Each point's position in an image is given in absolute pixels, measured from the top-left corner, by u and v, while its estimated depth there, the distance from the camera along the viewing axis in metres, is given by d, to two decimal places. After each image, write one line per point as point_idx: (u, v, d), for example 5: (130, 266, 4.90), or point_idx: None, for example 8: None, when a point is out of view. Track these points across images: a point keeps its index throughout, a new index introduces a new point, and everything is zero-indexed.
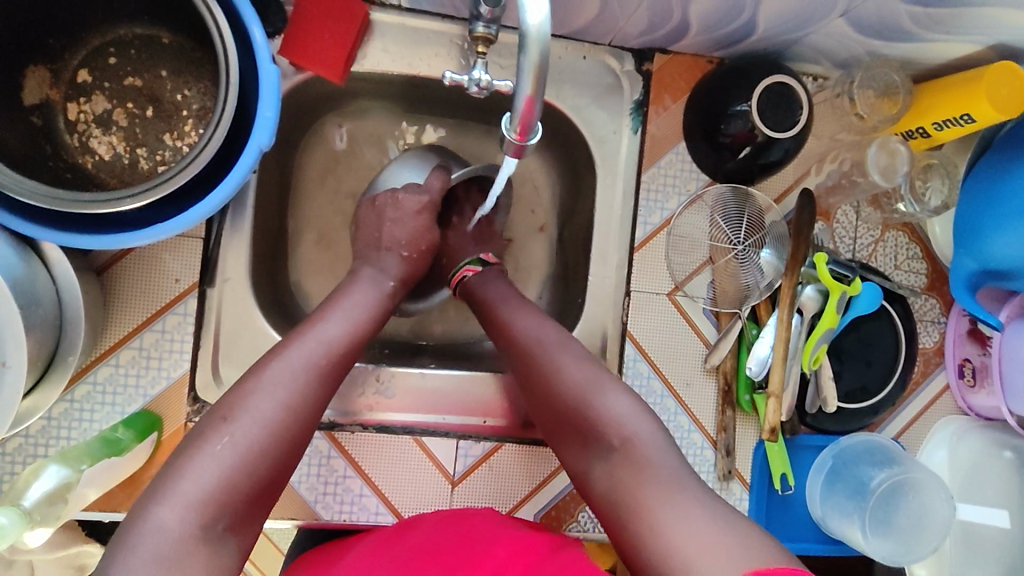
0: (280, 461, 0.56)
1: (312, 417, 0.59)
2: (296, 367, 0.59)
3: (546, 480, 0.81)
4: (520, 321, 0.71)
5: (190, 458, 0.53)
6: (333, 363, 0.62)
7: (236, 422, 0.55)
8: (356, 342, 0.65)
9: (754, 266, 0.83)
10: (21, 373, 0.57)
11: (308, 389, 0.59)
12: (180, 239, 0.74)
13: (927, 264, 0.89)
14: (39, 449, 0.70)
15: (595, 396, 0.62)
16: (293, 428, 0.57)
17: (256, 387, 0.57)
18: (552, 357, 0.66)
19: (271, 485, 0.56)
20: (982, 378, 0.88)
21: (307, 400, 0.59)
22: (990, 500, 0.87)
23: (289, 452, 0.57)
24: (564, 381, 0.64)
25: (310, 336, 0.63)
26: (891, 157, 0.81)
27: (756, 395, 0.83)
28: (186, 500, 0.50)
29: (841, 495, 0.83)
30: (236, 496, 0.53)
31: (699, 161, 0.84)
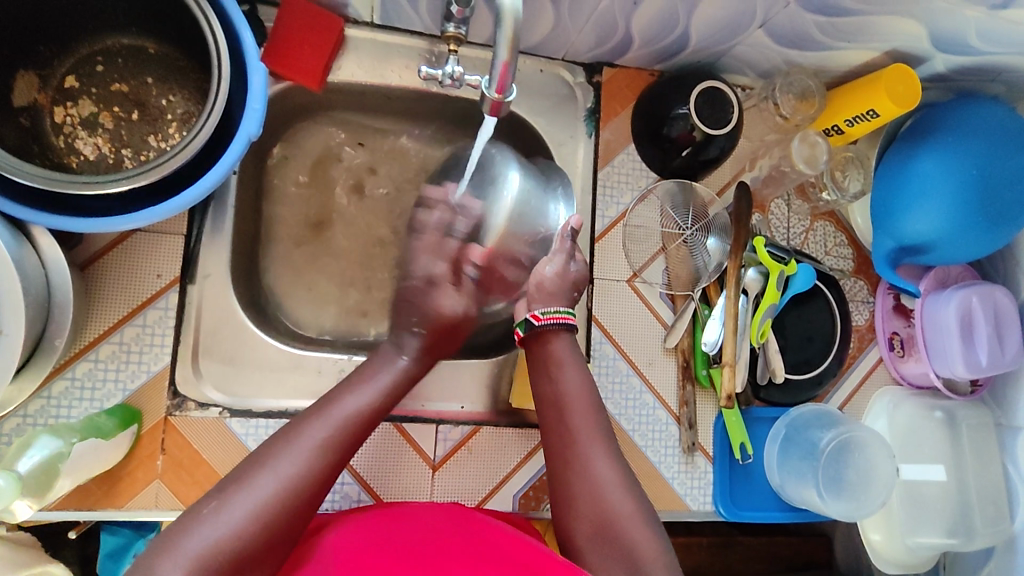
0: (273, 534, 0.55)
1: (308, 504, 0.59)
2: (307, 447, 0.60)
3: (523, 461, 0.84)
4: (574, 403, 0.72)
5: (198, 517, 0.54)
6: (345, 442, 0.63)
7: (243, 489, 0.56)
8: (372, 419, 0.67)
9: (702, 251, 0.91)
10: (16, 341, 0.58)
11: (308, 474, 0.59)
12: (162, 236, 0.76)
13: (853, 250, 1.00)
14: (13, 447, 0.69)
15: (628, 523, 0.64)
16: (283, 516, 0.56)
17: (272, 459, 0.59)
18: (592, 461, 0.68)
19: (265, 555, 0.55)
20: (910, 349, 0.97)
21: (311, 472, 0.59)
22: (927, 459, 0.94)
23: (284, 530, 0.56)
24: (604, 497, 0.65)
25: (328, 417, 0.64)
26: (812, 148, 0.91)
27: (712, 369, 0.89)
28: (185, 554, 0.51)
29: (796, 458, 0.89)
30: (225, 558, 0.53)
31: (648, 160, 0.93)
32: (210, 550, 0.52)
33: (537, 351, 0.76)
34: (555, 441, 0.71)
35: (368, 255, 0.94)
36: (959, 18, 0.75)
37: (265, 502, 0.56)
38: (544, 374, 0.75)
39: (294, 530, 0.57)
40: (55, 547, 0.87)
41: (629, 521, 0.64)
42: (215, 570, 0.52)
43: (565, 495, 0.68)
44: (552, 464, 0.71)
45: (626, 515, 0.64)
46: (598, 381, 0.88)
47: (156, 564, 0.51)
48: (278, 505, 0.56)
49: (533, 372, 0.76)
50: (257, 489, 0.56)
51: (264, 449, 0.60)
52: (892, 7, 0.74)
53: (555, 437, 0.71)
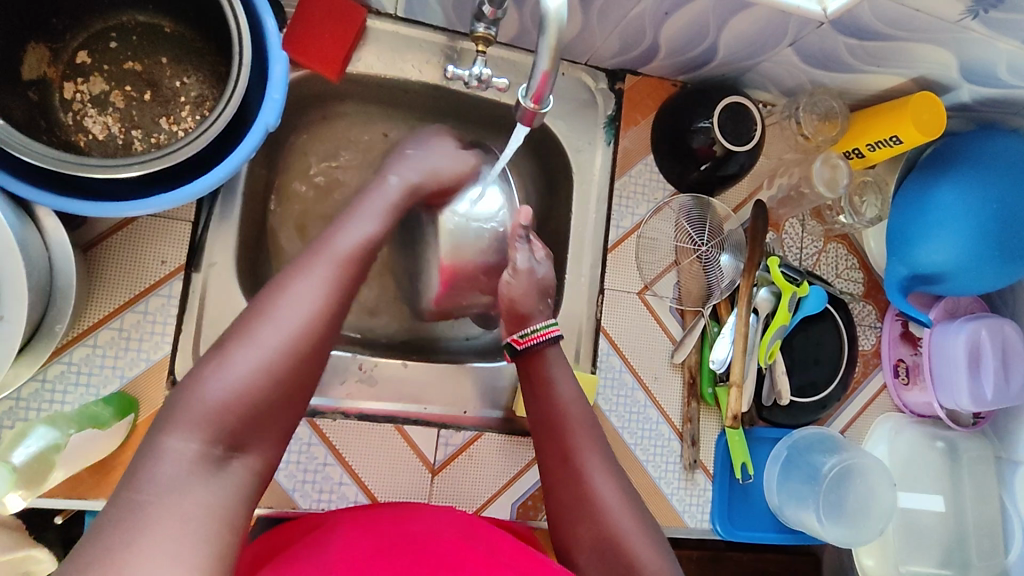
0: (283, 390, 0.53)
1: (316, 351, 0.55)
2: (304, 296, 0.56)
3: (524, 469, 0.83)
4: (571, 422, 0.72)
5: (204, 376, 0.51)
6: (346, 281, 0.59)
7: (245, 345, 0.52)
8: (371, 249, 0.63)
9: (715, 268, 0.90)
10: (17, 329, 0.56)
11: (312, 323, 0.55)
12: (167, 222, 0.74)
13: (864, 275, 0.99)
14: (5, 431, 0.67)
15: (634, 542, 0.65)
16: (296, 364, 0.54)
17: (271, 305, 0.55)
18: (595, 482, 0.69)
19: (280, 408, 0.53)
20: (915, 377, 0.97)
21: (312, 326, 0.55)
22: (925, 488, 0.95)
23: (291, 381, 0.54)
24: (605, 517, 0.66)
25: (326, 254, 0.59)
26: (834, 171, 0.89)
27: (718, 388, 0.89)
28: (194, 417, 0.49)
29: (797, 482, 0.89)
30: (237, 419, 0.50)
31: (665, 172, 0.92)
32: (225, 404, 0.50)
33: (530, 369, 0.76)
34: (552, 462, 0.71)
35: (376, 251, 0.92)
36: (992, 50, 0.74)
37: (271, 360, 0.52)
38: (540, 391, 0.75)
39: (310, 376, 0.55)
40: (37, 530, 0.85)
41: (632, 537, 0.65)
42: (232, 422, 0.50)
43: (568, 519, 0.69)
44: (550, 483, 0.71)
45: (628, 531, 0.65)
46: (603, 393, 0.87)
47: (164, 437, 0.47)
48: (286, 357, 0.53)
49: (527, 389, 0.76)
50: (259, 342, 0.53)
51: (263, 292, 0.56)
52: (926, 34, 0.73)
53: (556, 457, 0.71)
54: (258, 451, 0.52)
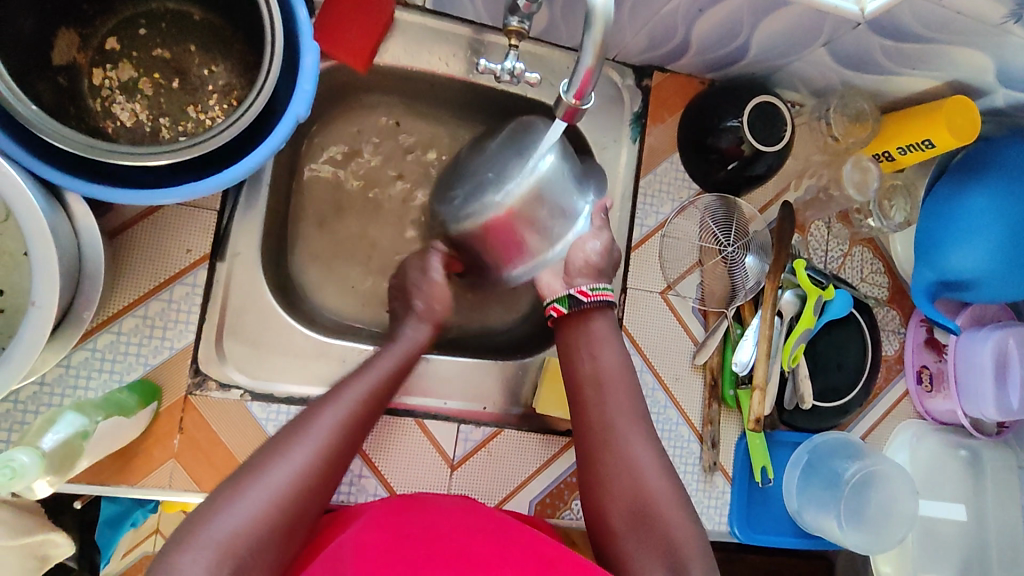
0: (301, 509, 0.56)
1: (328, 482, 0.60)
2: (321, 429, 0.62)
3: (542, 466, 0.83)
4: (614, 388, 0.74)
5: (211, 517, 0.52)
6: (354, 424, 0.65)
7: (262, 476, 0.56)
8: (371, 410, 0.67)
9: (740, 269, 0.89)
10: (48, 314, 0.56)
11: (328, 454, 0.60)
12: (192, 211, 0.74)
13: (889, 279, 0.98)
14: (28, 416, 0.67)
15: (666, 507, 0.66)
16: (297, 503, 0.56)
17: (283, 445, 0.59)
18: (634, 446, 0.70)
19: (291, 533, 0.55)
20: (938, 384, 0.96)
21: (326, 451, 0.60)
22: (947, 496, 0.93)
23: (309, 500, 0.57)
24: (642, 479, 0.68)
25: (312, 432, 0.61)
26: (863, 173, 0.90)
27: (740, 390, 0.88)
28: (208, 543, 0.50)
29: (817, 487, 0.89)
30: (251, 544, 0.52)
31: (691, 171, 0.91)
32: (232, 540, 0.51)
33: (576, 334, 0.77)
34: (590, 426, 0.72)
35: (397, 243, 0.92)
36: None
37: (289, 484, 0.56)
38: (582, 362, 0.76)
39: (304, 529, 0.56)
40: (55, 514, 0.86)
41: (665, 503, 0.66)
42: (244, 545, 0.51)
43: (598, 487, 0.70)
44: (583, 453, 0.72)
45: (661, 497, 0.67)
46: None
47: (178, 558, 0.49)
48: (286, 528, 0.54)
49: (568, 352, 0.76)
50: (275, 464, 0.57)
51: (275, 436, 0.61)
52: (966, 37, 0.72)
53: (593, 421, 0.72)
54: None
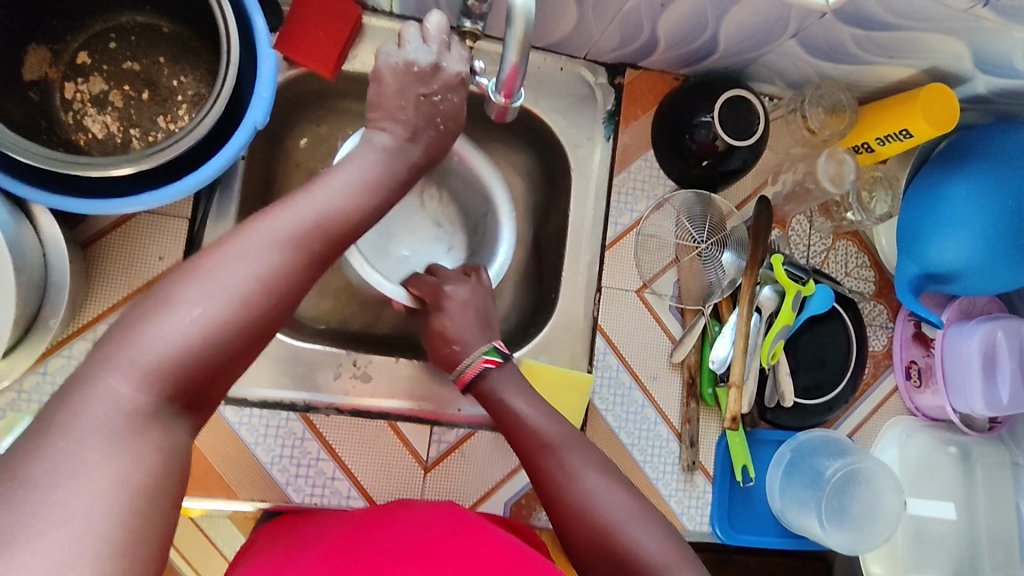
0: (249, 339, 0.47)
1: (278, 316, 0.50)
2: (280, 242, 0.50)
3: (518, 467, 0.83)
4: (543, 421, 0.72)
5: (148, 321, 0.44)
6: (324, 250, 0.53)
7: (202, 281, 0.46)
8: (347, 237, 0.55)
9: (716, 266, 0.88)
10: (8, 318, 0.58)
11: (285, 277, 0.49)
12: (163, 219, 0.75)
13: (875, 273, 0.96)
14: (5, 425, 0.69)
15: (629, 530, 0.63)
16: (256, 320, 0.47)
17: (232, 251, 0.48)
18: (579, 474, 0.68)
19: (238, 358, 0.47)
20: (926, 379, 0.94)
21: (287, 275, 0.49)
22: (938, 494, 0.91)
23: (258, 336, 0.48)
24: (597, 509, 0.65)
25: (305, 214, 0.53)
26: (839, 166, 0.87)
27: (718, 388, 0.87)
28: (138, 358, 0.42)
29: (800, 485, 0.87)
30: (196, 372, 0.44)
31: (666, 167, 0.90)
32: (172, 356, 0.43)
33: (481, 396, 0.76)
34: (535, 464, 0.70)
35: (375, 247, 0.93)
36: (1006, 39, 0.70)
37: (238, 309, 0.46)
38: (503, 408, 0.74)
39: (254, 352, 0.48)
40: None
41: (627, 526, 0.64)
42: (187, 368, 0.44)
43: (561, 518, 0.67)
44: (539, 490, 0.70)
45: (624, 523, 0.64)
46: (599, 391, 0.87)
47: (108, 378, 0.41)
48: (223, 355, 0.46)
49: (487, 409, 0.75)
50: (235, 272, 0.47)
51: (238, 226, 0.50)
52: (936, 23, 0.70)
53: (533, 456, 0.70)
54: (204, 413, 0.47)
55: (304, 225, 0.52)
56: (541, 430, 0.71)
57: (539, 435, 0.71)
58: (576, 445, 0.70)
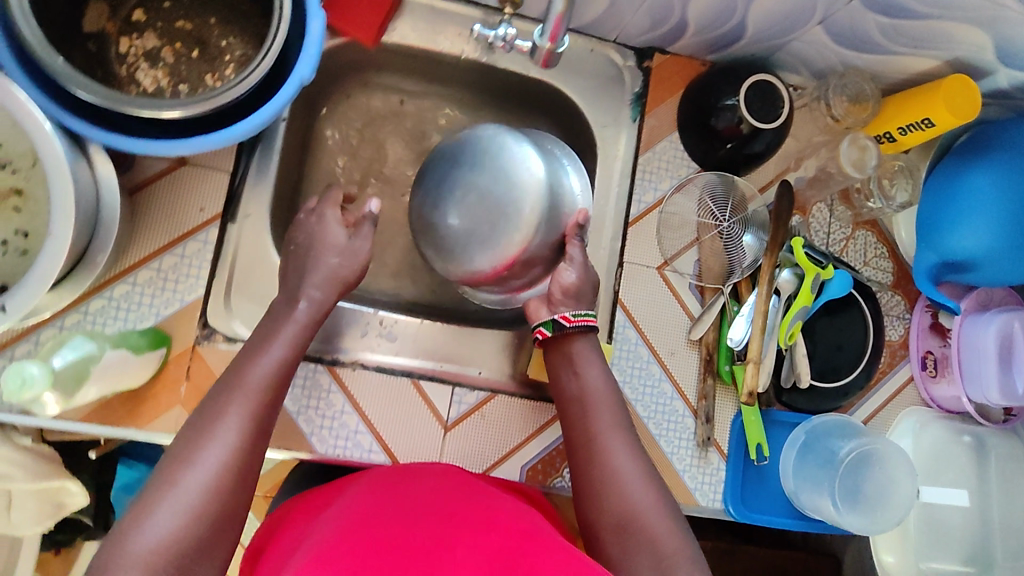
0: (236, 483, 0.59)
1: (246, 473, 0.60)
2: (223, 458, 0.59)
3: (536, 433, 0.84)
4: (597, 401, 0.75)
5: (142, 519, 0.55)
6: (261, 425, 0.64)
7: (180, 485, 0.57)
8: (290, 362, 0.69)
9: (737, 246, 0.90)
10: (63, 246, 0.61)
11: (249, 426, 0.62)
12: (207, 172, 0.79)
13: (894, 264, 0.97)
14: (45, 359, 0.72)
15: (650, 516, 0.65)
16: (218, 506, 0.57)
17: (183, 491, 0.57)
18: (614, 456, 0.70)
19: (228, 519, 0.58)
20: (942, 369, 0.94)
21: (245, 453, 0.61)
22: (951, 483, 0.92)
23: (244, 469, 0.60)
24: (626, 489, 0.67)
25: (242, 389, 0.64)
26: (861, 151, 0.89)
27: (735, 365, 0.88)
28: (137, 554, 0.52)
29: (813, 465, 0.88)
30: (186, 552, 0.54)
31: (690, 149, 0.92)
32: (163, 546, 0.53)
33: (561, 357, 0.78)
34: (577, 441, 0.73)
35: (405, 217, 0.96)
36: None
37: (216, 478, 0.58)
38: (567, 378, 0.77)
39: None
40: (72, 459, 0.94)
41: (651, 513, 0.65)
42: (169, 557, 0.53)
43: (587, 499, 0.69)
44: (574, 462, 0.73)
45: (647, 508, 0.66)
46: (617, 363, 0.88)
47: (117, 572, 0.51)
48: (207, 510, 0.56)
49: (555, 372, 0.79)
50: (214, 424, 0.61)
51: (203, 413, 0.62)
52: (960, 12, 0.72)
53: (579, 435, 0.73)
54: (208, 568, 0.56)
55: (257, 384, 0.65)
56: (591, 406, 0.74)
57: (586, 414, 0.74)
58: (617, 430, 0.72)
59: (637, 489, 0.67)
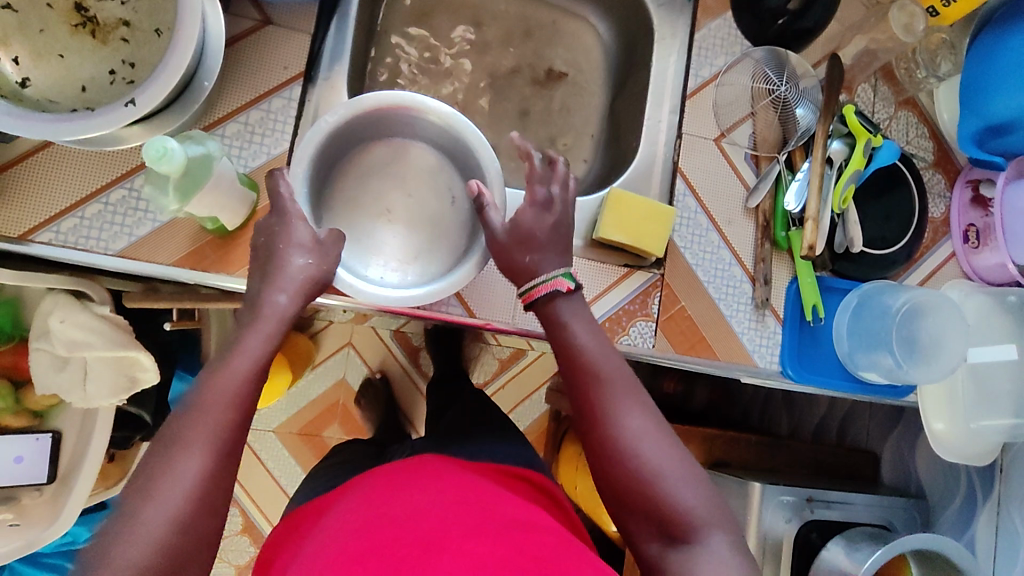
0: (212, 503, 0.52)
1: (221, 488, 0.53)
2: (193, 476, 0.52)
3: (601, 294, 0.88)
4: (592, 359, 0.67)
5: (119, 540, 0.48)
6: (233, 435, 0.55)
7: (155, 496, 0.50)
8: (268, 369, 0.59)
9: (790, 115, 0.94)
10: (191, 39, 0.62)
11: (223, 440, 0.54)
12: (289, 32, 0.81)
13: (934, 144, 1.00)
14: (143, 202, 0.74)
15: (670, 480, 0.61)
16: (194, 532, 0.51)
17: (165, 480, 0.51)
18: (622, 416, 0.64)
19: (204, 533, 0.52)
20: (985, 239, 0.97)
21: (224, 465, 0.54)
22: (994, 339, 0.95)
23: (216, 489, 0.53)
24: (637, 452, 0.62)
25: (219, 386, 0.56)
26: (910, 18, 0.92)
27: (792, 231, 0.91)
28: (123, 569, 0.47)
29: (867, 325, 0.92)
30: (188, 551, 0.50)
31: (744, 27, 0.95)
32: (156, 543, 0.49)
33: (544, 320, 0.70)
34: (581, 406, 0.66)
35: (466, 103, 1.01)
36: None
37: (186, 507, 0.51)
38: (555, 345, 0.69)
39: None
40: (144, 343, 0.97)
41: (668, 474, 0.61)
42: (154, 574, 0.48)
43: (599, 468, 0.64)
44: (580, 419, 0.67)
45: (664, 469, 0.61)
46: (679, 230, 0.91)
47: None
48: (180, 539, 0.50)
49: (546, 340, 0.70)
50: (208, 406, 0.55)
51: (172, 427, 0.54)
52: None
53: (583, 404, 0.66)
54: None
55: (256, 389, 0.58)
56: (591, 373, 0.66)
57: (583, 380, 0.66)
58: (623, 385, 0.65)
59: (654, 454, 0.62)
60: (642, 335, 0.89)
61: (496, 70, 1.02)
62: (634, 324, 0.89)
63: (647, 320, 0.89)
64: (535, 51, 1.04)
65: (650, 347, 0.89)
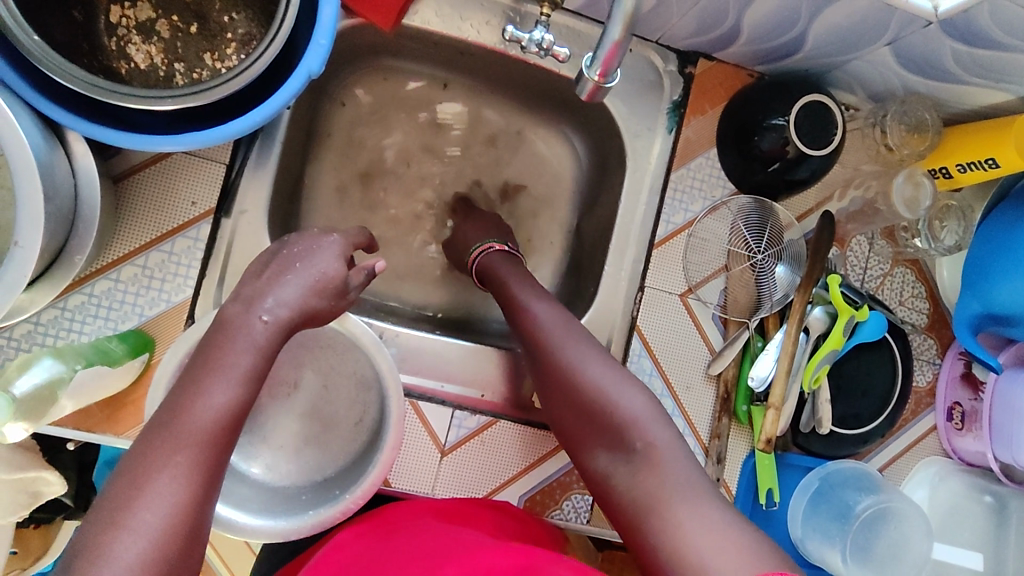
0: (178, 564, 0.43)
1: (195, 531, 0.45)
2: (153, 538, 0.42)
3: (534, 464, 0.81)
4: (539, 316, 0.70)
5: None
6: (203, 493, 0.46)
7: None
8: (245, 406, 0.50)
9: (769, 278, 0.84)
10: (31, 255, 0.55)
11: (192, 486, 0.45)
12: (201, 162, 0.72)
13: (930, 306, 0.90)
14: (47, 339, 0.68)
15: (615, 397, 0.61)
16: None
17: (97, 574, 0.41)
18: (571, 357, 0.65)
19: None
20: (970, 423, 0.89)
21: (190, 509, 0.45)
22: (964, 542, 0.89)
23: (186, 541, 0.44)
24: (582, 380, 0.63)
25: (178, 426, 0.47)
26: (915, 189, 0.82)
27: (754, 406, 0.83)
28: None
29: (824, 516, 0.84)
30: None
31: (728, 169, 0.85)
32: None
33: (490, 272, 0.79)
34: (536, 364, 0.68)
35: (417, 214, 0.92)
36: None
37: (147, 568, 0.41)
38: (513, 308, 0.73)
39: None
40: None
41: (627, 417, 0.59)
42: None
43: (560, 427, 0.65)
44: (539, 386, 0.68)
45: (608, 391, 0.61)
46: None
47: None
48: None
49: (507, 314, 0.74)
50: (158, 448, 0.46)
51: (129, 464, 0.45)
52: None
53: (539, 361, 0.68)
54: None
55: (201, 434, 0.47)
56: (540, 336, 0.68)
57: (530, 337, 0.69)
58: (570, 334, 0.67)
59: (593, 376, 0.63)
60: (575, 508, 0.81)
61: (454, 179, 0.93)
62: (569, 496, 0.81)
63: (583, 493, 0.81)
64: (498, 159, 0.94)
65: (585, 522, 0.81)
